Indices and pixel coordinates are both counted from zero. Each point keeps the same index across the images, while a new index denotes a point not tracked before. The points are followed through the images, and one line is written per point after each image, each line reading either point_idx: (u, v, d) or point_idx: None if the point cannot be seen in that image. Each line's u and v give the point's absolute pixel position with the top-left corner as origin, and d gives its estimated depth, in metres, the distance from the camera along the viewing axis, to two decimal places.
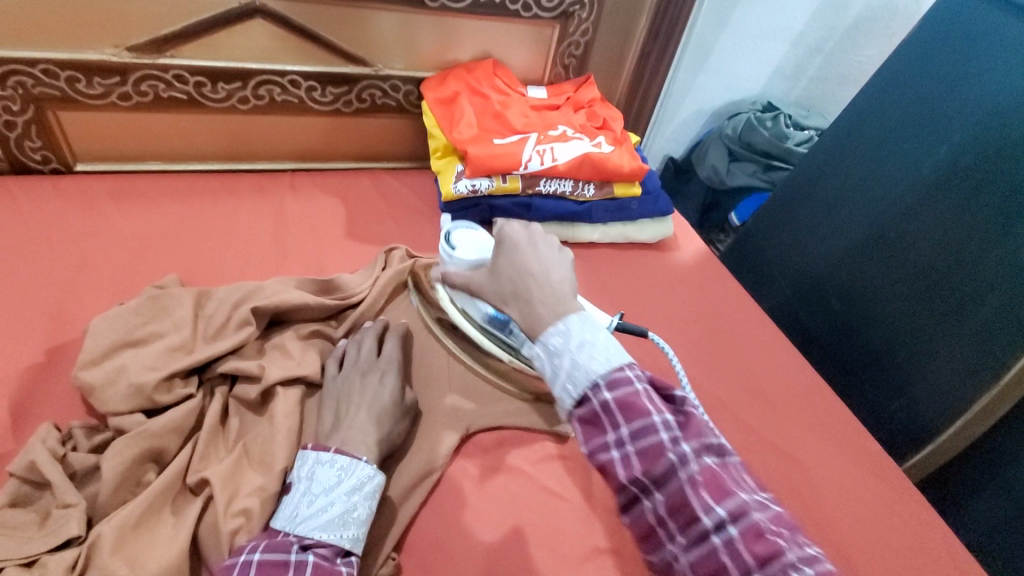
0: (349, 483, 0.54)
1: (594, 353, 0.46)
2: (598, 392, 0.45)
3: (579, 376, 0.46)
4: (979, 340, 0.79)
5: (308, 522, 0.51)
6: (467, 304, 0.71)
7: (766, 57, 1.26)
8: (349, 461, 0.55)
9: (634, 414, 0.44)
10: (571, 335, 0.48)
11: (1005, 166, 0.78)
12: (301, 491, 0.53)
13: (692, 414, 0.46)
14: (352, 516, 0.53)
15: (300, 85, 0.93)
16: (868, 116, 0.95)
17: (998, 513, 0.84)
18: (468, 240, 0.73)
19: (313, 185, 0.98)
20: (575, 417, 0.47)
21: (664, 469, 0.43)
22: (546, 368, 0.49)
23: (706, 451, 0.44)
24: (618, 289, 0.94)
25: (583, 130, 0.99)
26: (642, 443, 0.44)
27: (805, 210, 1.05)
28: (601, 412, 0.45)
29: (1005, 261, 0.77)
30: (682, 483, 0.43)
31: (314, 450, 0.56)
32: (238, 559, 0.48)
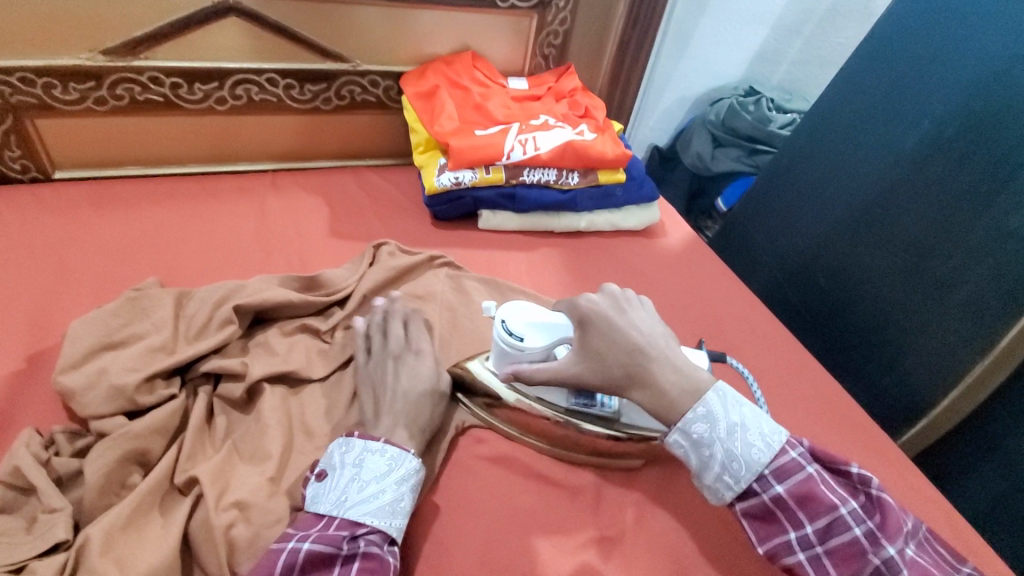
0: (398, 473, 0.54)
1: (751, 439, 0.54)
2: (768, 487, 0.53)
3: (740, 471, 0.54)
4: (969, 311, 0.79)
5: (358, 508, 0.51)
6: (546, 392, 0.65)
7: (745, 41, 1.26)
8: (400, 452, 0.55)
9: (817, 508, 0.52)
10: (719, 423, 0.54)
11: (989, 135, 0.78)
12: (349, 477, 0.53)
13: (880, 498, 0.53)
14: (400, 505, 0.53)
15: (278, 83, 0.92)
16: (852, 93, 0.95)
17: (999, 487, 0.82)
18: (530, 323, 0.63)
19: (295, 184, 0.97)
20: (739, 511, 0.55)
21: (867, 567, 0.51)
22: (692, 457, 0.55)
23: (903, 542, 0.51)
24: (607, 276, 0.94)
25: (566, 119, 0.99)
26: (830, 541, 0.52)
27: (791, 190, 1.05)
28: (773, 507, 0.53)
29: (991, 230, 0.77)
30: (875, 570, 0.50)
31: (362, 438, 0.56)
32: (287, 545, 0.48)
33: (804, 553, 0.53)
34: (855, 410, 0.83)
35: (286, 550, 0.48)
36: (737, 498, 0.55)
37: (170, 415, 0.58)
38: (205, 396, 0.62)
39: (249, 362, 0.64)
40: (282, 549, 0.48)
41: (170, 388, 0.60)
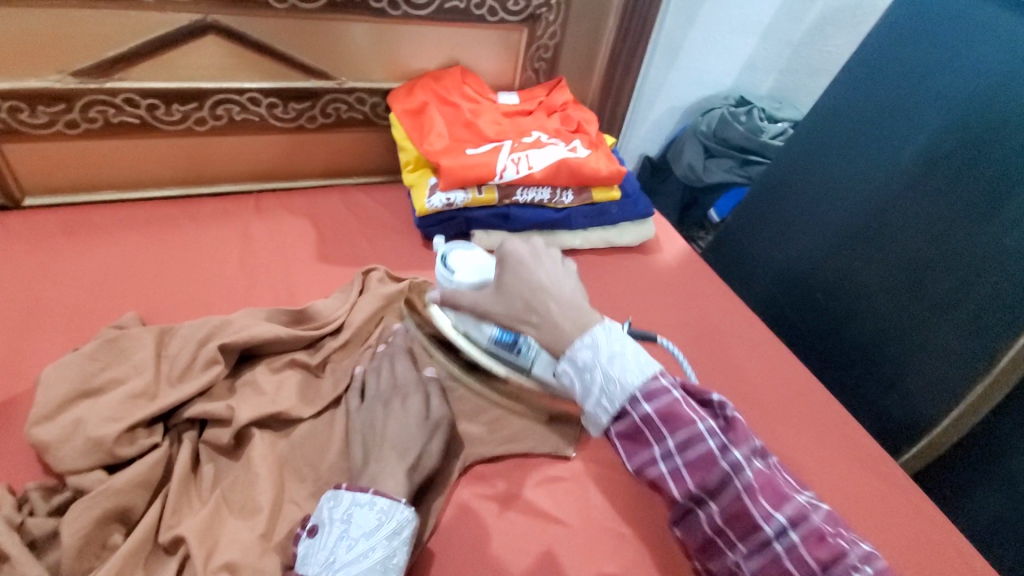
0: (389, 527, 0.51)
1: (625, 364, 0.53)
2: (637, 405, 0.51)
3: (614, 392, 0.52)
4: (971, 328, 0.78)
5: (346, 569, 0.49)
6: (469, 325, 0.70)
7: (736, 51, 1.25)
8: (390, 504, 0.52)
9: (679, 425, 0.50)
10: (600, 349, 0.54)
11: (984, 151, 0.78)
12: (337, 535, 0.51)
13: (732, 418, 0.53)
14: (392, 562, 0.50)
15: (260, 102, 0.89)
16: (844, 108, 0.95)
17: (1005, 505, 0.81)
18: (468, 264, 0.72)
19: (280, 206, 0.94)
20: (613, 433, 0.53)
21: (717, 477, 0.50)
22: (577, 384, 0.55)
23: (752, 455, 0.51)
24: (602, 296, 0.92)
25: (558, 135, 0.97)
26: (691, 453, 0.50)
27: (787, 203, 1.04)
28: (643, 425, 0.51)
29: (991, 247, 0.76)
30: (738, 491, 0.49)
31: (351, 490, 0.53)
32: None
33: (666, 464, 0.51)
34: (857, 430, 0.82)
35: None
36: (613, 421, 0.53)
37: (152, 467, 0.54)
38: (200, 445, 0.59)
39: (235, 404, 0.61)
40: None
41: (154, 437, 0.57)
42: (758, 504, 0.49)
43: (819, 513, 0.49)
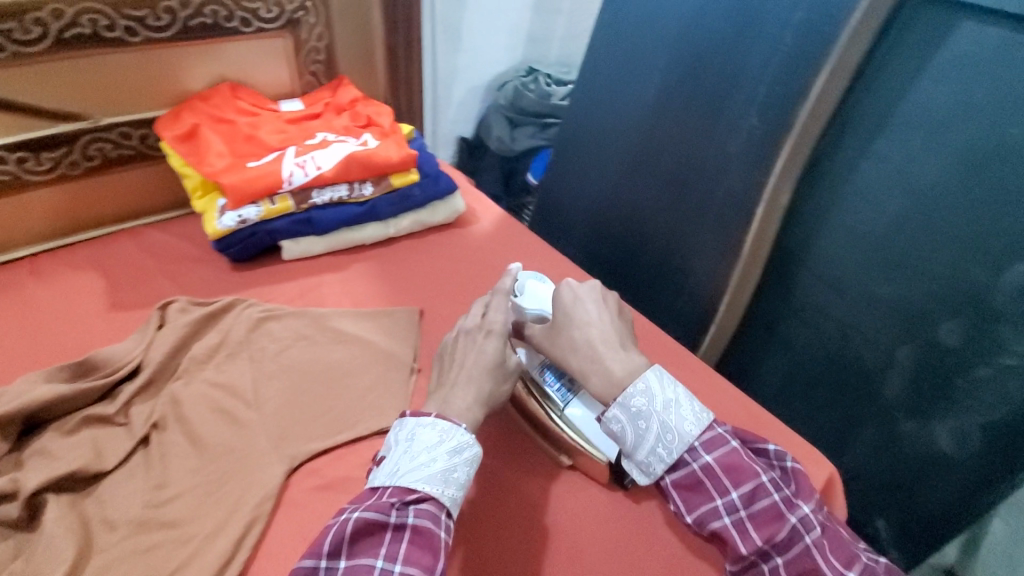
0: (450, 444, 0.55)
1: (682, 413, 0.57)
2: (698, 455, 0.56)
3: (671, 441, 0.56)
4: (721, 225, 0.92)
5: (411, 475, 0.53)
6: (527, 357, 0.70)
7: (514, 25, 1.34)
8: (451, 425, 0.56)
9: (743, 475, 0.55)
10: (654, 397, 0.58)
11: (698, 77, 0.91)
12: (402, 450, 0.55)
13: (790, 468, 0.58)
14: (452, 475, 0.54)
15: (7, 159, 0.82)
16: (598, 62, 1.06)
17: (785, 366, 0.99)
18: (537, 296, 0.74)
19: (60, 264, 0.87)
20: (669, 484, 0.57)
21: (786, 531, 0.53)
22: (629, 432, 0.58)
23: (816, 507, 0.56)
24: (423, 273, 0.95)
25: (347, 132, 0.99)
26: (756, 507, 0.54)
27: (575, 152, 1.14)
28: (704, 476, 0.56)
29: (719, 153, 0.90)
30: (807, 545, 0.53)
31: (413, 415, 0.58)
32: (339, 519, 0.51)
33: (729, 517, 0.55)
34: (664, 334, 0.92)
35: (336, 525, 0.51)
36: (668, 469, 0.57)
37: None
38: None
39: (22, 476, 0.58)
40: (333, 525, 0.51)
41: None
42: (827, 561, 0.53)
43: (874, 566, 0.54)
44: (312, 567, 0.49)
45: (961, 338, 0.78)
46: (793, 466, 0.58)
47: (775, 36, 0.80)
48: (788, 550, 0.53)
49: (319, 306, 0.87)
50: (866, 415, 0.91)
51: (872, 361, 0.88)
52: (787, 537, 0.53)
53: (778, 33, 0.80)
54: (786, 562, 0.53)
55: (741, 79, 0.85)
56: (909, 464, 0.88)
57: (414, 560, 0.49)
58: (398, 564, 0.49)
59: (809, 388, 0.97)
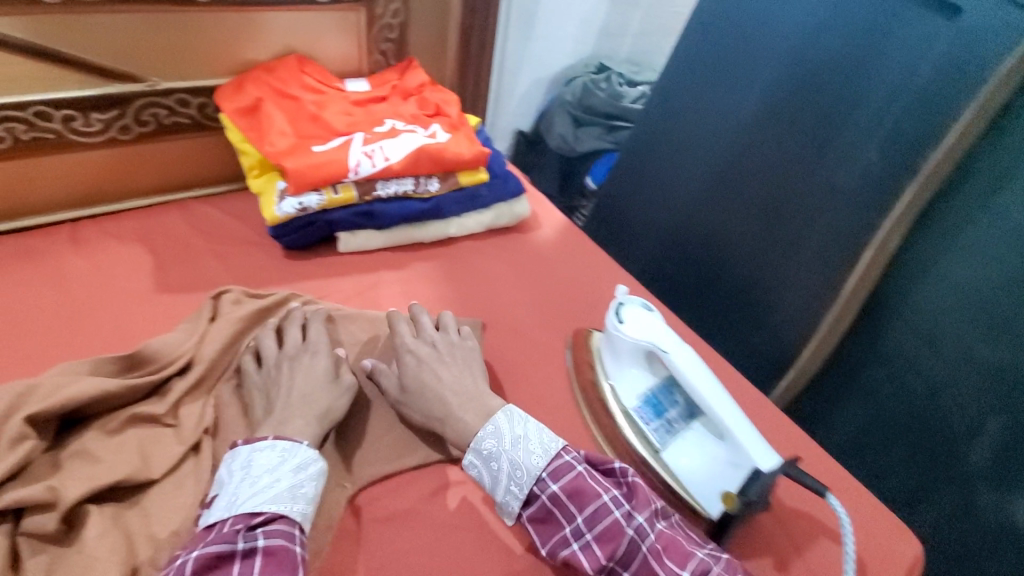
0: (293, 462, 0.54)
1: (531, 448, 0.56)
2: (546, 486, 0.55)
3: (521, 478, 0.56)
4: (818, 263, 0.85)
5: (253, 499, 0.51)
6: (620, 386, 0.68)
7: (589, 17, 1.26)
8: (293, 444, 0.55)
9: (585, 500, 0.53)
10: (503, 436, 0.57)
11: (810, 99, 0.84)
12: (238, 479, 0.53)
13: (633, 484, 0.56)
14: (300, 491, 0.53)
15: (52, 116, 0.75)
16: (691, 67, 0.98)
17: (860, 419, 0.91)
18: (642, 321, 0.66)
19: (104, 234, 0.82)
20: (525, 519, 0.56)
21: (625, 545, 0.52)
22: (485, 475, 0.58)
23: (654, 517, 0.54)
24: (484, 281, 0.89)
25: (416, 121, 0.92)
26: (598, 528, 0.53)
27: (651, 163, 1.07)
28: (552, 506, 0.55)
29: (824, 186, 0.83)
30: (645, 555, 0.52)
31: (247, 443, 0.55)
32: (174, 562, 0.47)
33: (577, 542, 0.53)
34: None
35: (173, 566, 0.46)
36: (524, 505, 0.56)
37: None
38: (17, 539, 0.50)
39: (61, 482, 0.52)
40: (170, 567, 0.47)
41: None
42: (664, 566, 0.52)
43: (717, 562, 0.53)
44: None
45: None
46: (633, 482, 0.55)
47: (909, 66, 0.73)
48: (629, 563, 0.52)
49: (375, 307, 0.81)
50: (944, 481, 0.84)
51: (960, 426, 0.81)
52: (626, 551, 0.52)
53: (912, 64, 0.73)
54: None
55: (862, 107, 0.78)
56: (986, 540, 0.82)
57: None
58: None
59: (884, 445, 0.89)
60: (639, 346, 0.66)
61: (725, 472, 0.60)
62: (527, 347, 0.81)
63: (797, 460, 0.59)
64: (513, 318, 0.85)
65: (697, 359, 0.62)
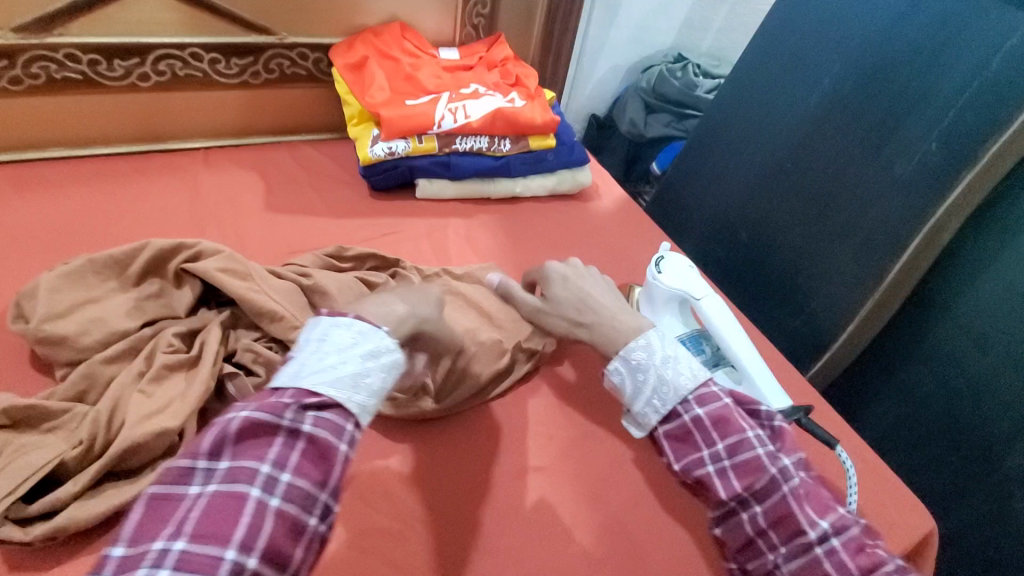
0: (365, 348, 0.45)
1: (680, 368, 0.56)
2: (689, 408, 0.55)
3: (667, 394, 0.55)
4: (865, 252, 0.87)
5: (313, 378, 0.43)
6: (651, 331, 0.74)
7: (672, 9, 1.31)
8: (370, 328, 0.46)
9: (730, 429, 0.53)
10: (653, 351, 0.57)
11: (877, 89, 0.85)
12: (309, 350, 0.45)
13: (780, 429, 0.55)
14: (364, 382, 0.44)
15: (202, 57, 0.91)
16: (765, 55, 1.01)
17: (899, 413, 0.92)
18: (681, 272, 0.72)
19: (229, 160, 0.97)
20: (661, 435, 0.56)
21: (764, 481, 0.52)
22: (628, 384, 0.58)
23: (799, 465, 0.54)
24: (541, 236, 0.98)
25: (496, 88, 1.02)
26: (739, 457, 0.53)
27: (714, 148, 1.11)
28: (693, 427, 0.54)
29: (880, 177, 0.85)
30: (785, 495, 0.51)
31: (329, 314, 0.47)
32: (228, 412, 0.42)
33: (713, 465, 0.53)
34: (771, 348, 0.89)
35: (224, 417, 0.41)
36: (661, 421, 0.56)
37: (125, 390, 0.58)
38: (180, 377, 0.61)
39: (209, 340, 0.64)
40: (221, 417, 0.41)
41: (137, 363, 0.60)
42: (803, 510, 0.50)
43: (860, 529, 0.51)
44: (187, 466, 0.39)
45: None
46: (782, 426, 0.55)
47: (981, 61, 0.74)
48: (767, 498, 0.52)
49: (442, 245, 0.92)
50: (976, 482, 0.84)
51: (1002, 429, 0.80)
52: (765, 486, 0.52)
53: (984, 58, 0.74)
54: (765, 509, 0.51)
55: (930, 98, 0.79)
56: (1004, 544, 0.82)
57: (302, 472, 0.40)
58: (287, 474, 0.40)
59: (920, 440, 0.90)
60: (673, 295, 0.72)
61: None
62: None
63: (810, 413, 0.65)
64: None
65: (725, 308, 0.69)
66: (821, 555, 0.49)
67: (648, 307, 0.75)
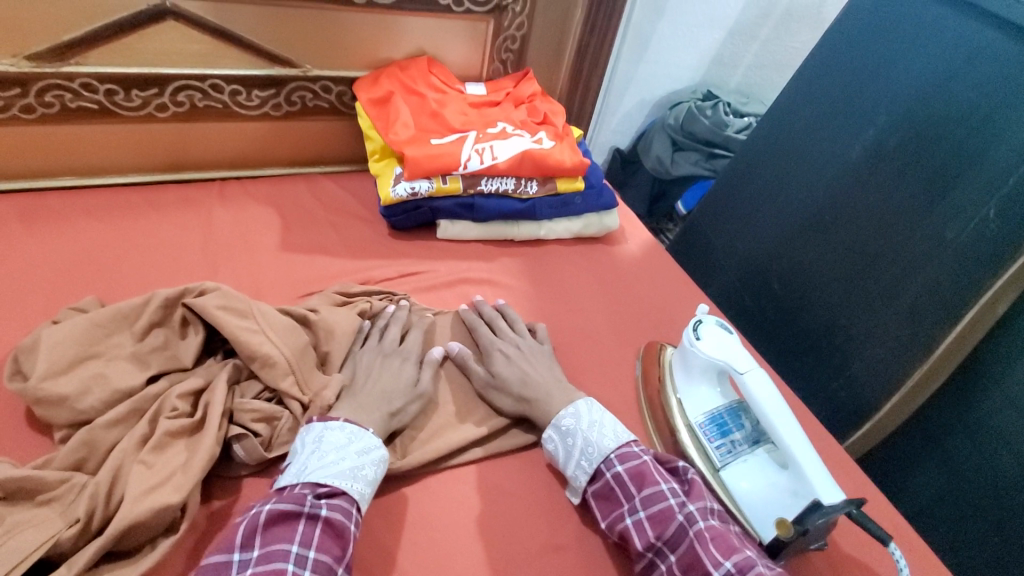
0: (359, 444, 0.57)
1: (603, 431, 0.63)
2: (610, 466, 0.60)
3: (593, 455, 0.62)
4: (912, 317, 0.82)
5: (321, 471, 0.54)
6: (687, 402, 0.70)
7: (703, 46, 1.28)
8: (361, 429, 0.58)
9: (645, 482, 0.58)
10: (581, 417, 0.64)
11: (927, 146, 0.81)
12: (309, 452, 0.56)
13: (693, 481, 0.59)
14: (361, 473, 0.56)
15: (223, 89, 0.88)
16: (803, 102, 0.97)
17: (941, 486, 0.87)
18: (720, 339, 0.67)
19: (245, 193, 0.94)
20: (590, 495, 0.61)
21: (674, 528, 0.55)
22: (560, 449, 0.64)
23: (707, 512, 0.56)
24: (566, 283, 0.93)
25: (524, 127, 0.98)
26: (653, 508, 0.56)
27: (747, 195, 1.07)
28: (613, 484, 0.59)
29: (930, 239, 0.80)
30: (692, 539, 0.53)
31: (322, 420, 0.59)
32: (249, 511, 0.51)
33: (631, 518, 0.57)
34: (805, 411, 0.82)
35: (247, 515, 0.50)
36: (589, 481, 0.62)
37: (126, 459, 0.53)
38: (182, 445, 0.56)
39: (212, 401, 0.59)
40: (245, 514, 0.50)
41: (140, 428, 0.55)
42: (709, 553, 0.52)
43: (770, 568, 0.51)
44: (223, 561, 0.47)
45: None
46: (692, 478, 0.59)
47: None
48: (677, 546, 0.54)
49: (463, 292, 0.87)
50: None
51: None
52: (674, 533, 0.55)
53: None
54: (676, 558, 0.53)
55: (988, 160, 0.75)
56: None
57: (324, 548, 0.49)
58: (311, 550, 0.49)
59: (964, 518, 0.84)
60: (712, 364, 0.67)
61: (784, 500, 0.60)
62: (599, 351, 0.84)
63: (863, 504, 0.57)
64: (590, 321, 0.88)
65: (771, 385, 0.62)
66: None
67: (685, 375, 0.71)
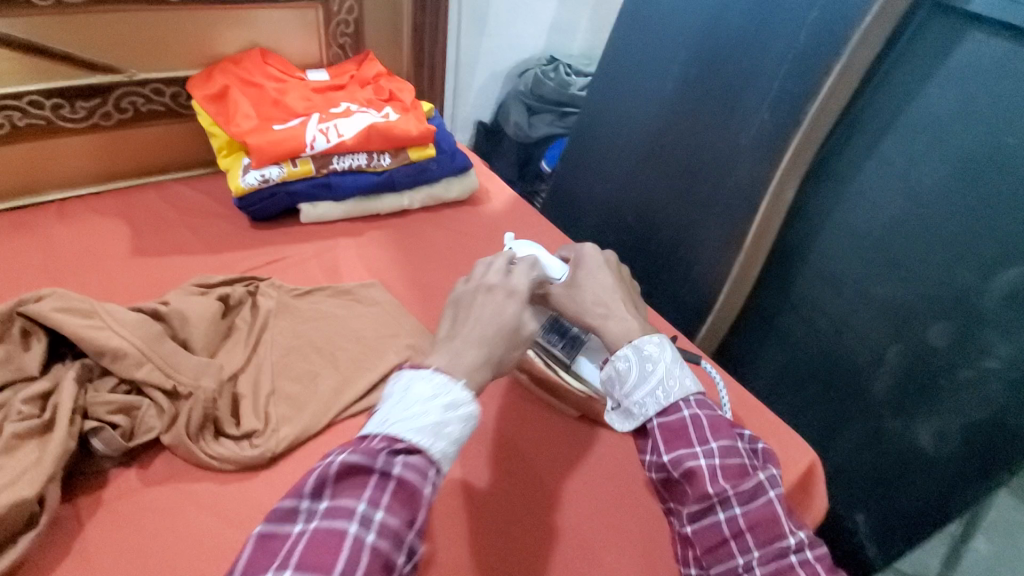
0: (445, 399, 0.47)
1: (686, 370, 0.56)
2: (689, 404, 0.55)
3: (672, 388, 0.55)
4: (727, 217, 0.94)
5: (400, 426, 0.45)
6: None
7: (538, 15, 1.37)
8: (448, 380, 0.48)
9: (722, 432, 0.53)
10: (664, 349, 0.57)
11: (715, 69, 0.93)
12: (393, 403, 0.47)
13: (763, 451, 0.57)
14: (443, 431, 0.46)
15: (43, 105, 0.85)
16: (620, 48, 1.08)
17: (781, 359, 1.01)
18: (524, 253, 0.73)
19: (88, 210, 0.91)
20: (655, 425, 0.55)
21: (752, 484, 0.50)
22: (634, 371, 0.57)
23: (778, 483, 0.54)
24: (434, 244, 0.97)
25: (370, 105, 1.02)
26: (727, 458, 0.52)
27: (589, 140, 1.16)
28: (689, 423, 0.54)
29: (729, 147, 0.92)
30: (771, 499, 0.50)
31: (411, 368, 0.50)
32: (324, 460, 0.44)
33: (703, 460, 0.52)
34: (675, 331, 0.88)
35: (319, 466, 0.44)
36: (658, 414, 0.55)
37: None
38: (36, 444, 0.56)
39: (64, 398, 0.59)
40: (315, 466, 0.44)
41: None
42: (785, 516, 0.49)
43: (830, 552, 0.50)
44: (292, 507, 0.42)
45: (950, 340, 0.80)
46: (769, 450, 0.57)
47: (790, 33, 0.83)
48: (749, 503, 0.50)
49: (331, 267, 0.90)
50: (852, 411, 0.93)
51: (863, 359, 0.89)
52: (752, 488, 0.50)
53: (792, 31, 0.83)
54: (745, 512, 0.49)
55: (760, 71, 0.87)
56: (878, 465, 0.91)
57: (393, 512, 0.42)
58: (381, 511, 0.41)
59: (801, 381, 0.99)
60: None
61: None
62: None
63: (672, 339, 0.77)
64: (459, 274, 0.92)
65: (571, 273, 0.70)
66: (795, 563, 0.47)
67: None
